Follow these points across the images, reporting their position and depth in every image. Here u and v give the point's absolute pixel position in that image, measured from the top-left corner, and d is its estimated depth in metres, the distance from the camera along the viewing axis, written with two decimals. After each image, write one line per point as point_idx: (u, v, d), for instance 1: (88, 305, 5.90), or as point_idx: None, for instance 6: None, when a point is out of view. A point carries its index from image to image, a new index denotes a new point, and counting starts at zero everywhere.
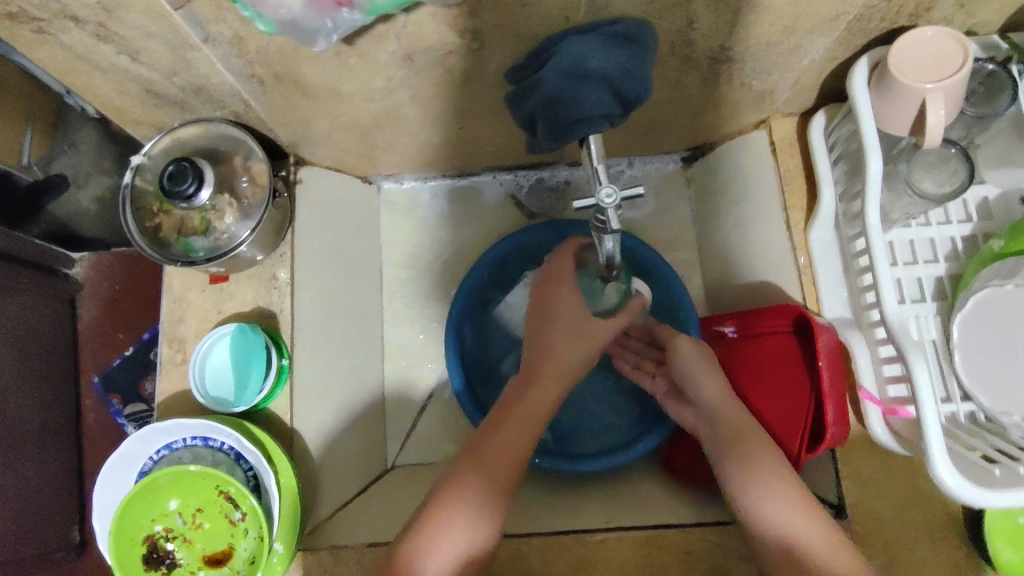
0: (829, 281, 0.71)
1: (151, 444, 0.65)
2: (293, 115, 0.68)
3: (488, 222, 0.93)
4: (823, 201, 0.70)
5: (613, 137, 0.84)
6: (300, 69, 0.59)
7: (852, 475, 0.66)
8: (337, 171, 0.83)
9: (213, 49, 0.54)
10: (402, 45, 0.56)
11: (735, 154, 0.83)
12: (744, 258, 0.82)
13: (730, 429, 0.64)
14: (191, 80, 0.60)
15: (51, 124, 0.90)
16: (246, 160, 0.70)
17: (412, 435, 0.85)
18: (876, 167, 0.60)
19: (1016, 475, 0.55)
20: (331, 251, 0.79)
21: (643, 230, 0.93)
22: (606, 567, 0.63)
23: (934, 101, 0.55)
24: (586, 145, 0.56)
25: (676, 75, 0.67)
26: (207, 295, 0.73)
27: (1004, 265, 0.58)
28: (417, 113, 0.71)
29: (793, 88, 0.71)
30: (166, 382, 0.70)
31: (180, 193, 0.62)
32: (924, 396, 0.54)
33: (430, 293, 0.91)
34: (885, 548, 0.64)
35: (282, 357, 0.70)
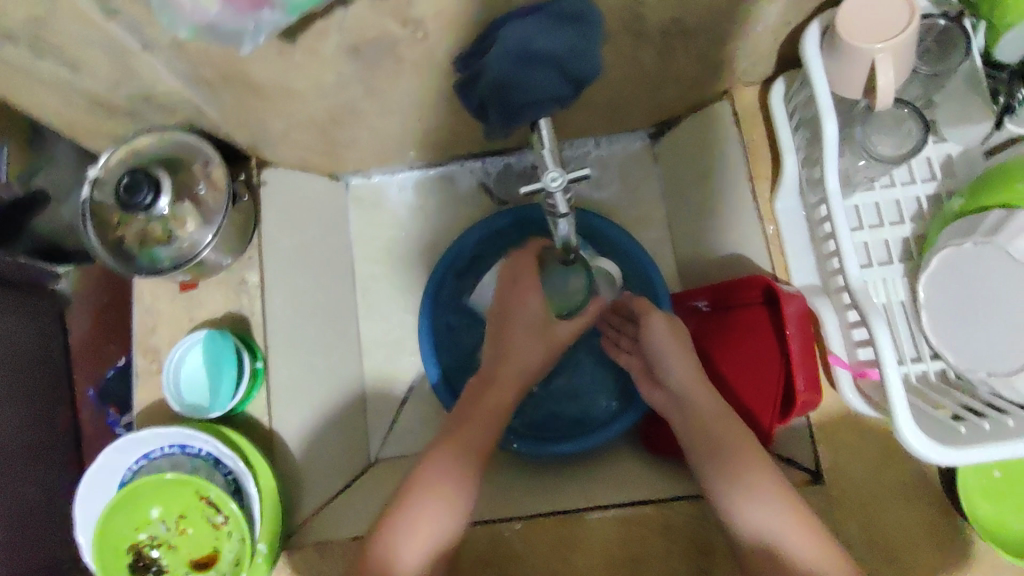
0: (796, 249, 0.71)
1: (129, 454, 0.66)
2: (247, 117, 0.68)
3: (459, 212, 0.93)
4: (786, 169, 0.69)
5: (577, 117, 0.83)
6: (248, 69, 0.58)
7: (826, 440, 0.67)
8: (302, 170, 0.83)
9: (154, 54, 0.54)
10: (345, 39, 0.56)
11: (701, 127, 0.82)
12: (713, 232, 0.82)
13: (696, 412, 0.65)
14: (137, 88, 0.60)
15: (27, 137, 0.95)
16: (205, 166, 0.70)
17: (394, 429, 0.86)
18: (832, 131, 0.59)
19: (981, 431, 0.55)
20: (302, 252, 0.79)
21: (612, 210, 0.94)
22: (589, 546, 0.63)
23: (883, 62, 0.54)
24: (534, 129, 0.55)
25: (630, 52, 0.66)
26: (177, 303, 0.73)
27: (963, 225, 0.58)
28: (375, 106, 0.70)
29: (749, 57, 0.70)
30: (142, 393, 0.70)
31: (137, 204, 0.62)
32: (887, 359, 0.54)
33: (404, 287, 0.91)
34: (861, 509, 0.64)
35: (256, 360, 0.70)
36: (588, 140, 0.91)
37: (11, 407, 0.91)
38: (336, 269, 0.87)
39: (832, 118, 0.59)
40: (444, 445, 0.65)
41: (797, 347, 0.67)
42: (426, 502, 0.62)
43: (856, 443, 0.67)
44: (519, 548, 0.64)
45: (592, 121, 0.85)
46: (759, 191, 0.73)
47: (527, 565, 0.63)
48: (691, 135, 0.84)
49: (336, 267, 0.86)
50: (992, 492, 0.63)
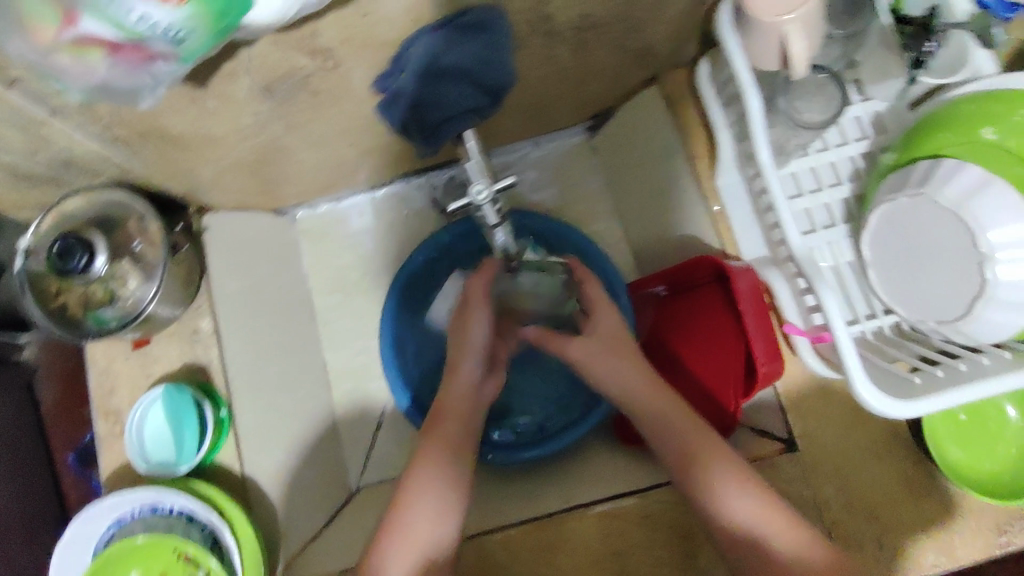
0: (740, 224, 0.71)
1: (100, 524, 0.64)
2: (174, 167, 0.67)
3: (409, 229, 0.93)
4: (721, 146, 0.69)
5: (511, 121, 0.83)
6: (162, 122, 0.57)
7: (795, 407, 0.68)
8: (243, 210, 0.82)
9: (63, 120, 0.53)
10: (256, 78, 0.55)
11: (635, 115, 0.83)
12: (660, 215, 0.83)
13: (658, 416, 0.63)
14: (54, 155, 0.59)
15: None
16: (141, 222, 0.69)
17: (371, 455, 0.86)
18: (756, 104, 0.59)
19: (936, 380, 0.56)
20: (254, 292, 0.78)
21: (560, 207, 0.95)
22: (574, 545, 0.62)
23: (793, 34, 0.54)
24: (464, 142, 0.56)
25: (548, 51, 0.67)
26: (131, 362, 0.71)
27: (897, 178, 0.58)
28: (301, 138, 0.70)
29: (668, 41, 0.71)
30: (108, 457, 0.69)
31: (72, 269, 0.61)
32: (836, 321, 0.55)
33: (364, 311, 0.91)
34: (837, 470, 0.65)
35: (220, 409, 0.68)
36: (527, 142, 0.93)
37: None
38: (292, 304, 0.86)
39: (754, 93, 0.59)
40: (426, 468, 0.62)
41: (752, 320, 0.67)
42: (413, 528, 0.60)
43: (823, 405, 0.67)
44: (503, 562, 0.63)
45: (527, 122, 0.85)
46: (699, 171, 0.73)
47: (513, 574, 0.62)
48: (627, 123, 0.85)
49: (292, 301, 0.86)
50: (962, 438, 0.65)
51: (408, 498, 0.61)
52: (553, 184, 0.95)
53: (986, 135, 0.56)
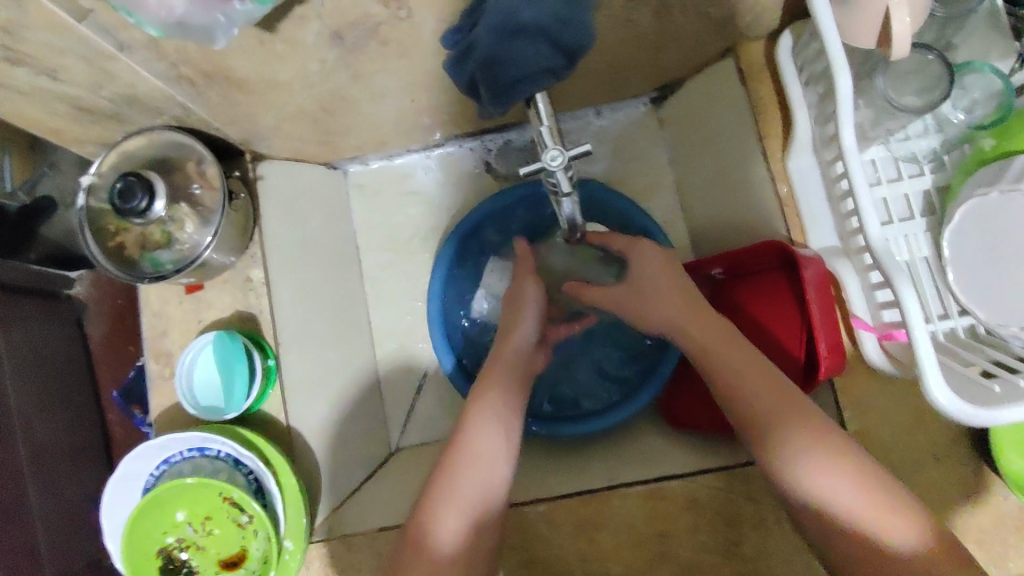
0: (813, 209, 0.67)
1: (150, 460, 0.66)
2: (235, 112, 0.66)
3: (462, 191, 0.91)
4: (799, 125, 0.65)
5: (576, 86, 0.81)
6: (227, 64, 0.57)
7: (853, 404, 0.64)
8: (299, 161, 0.82)
9: (131, 55, 0.53)
10: (326, 24, 0.54)
11: (707, 87, 0.79)
12: (725, 196, 0.80)
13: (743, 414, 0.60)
14: (120, 91, 0.59)
15: (28, 148, 0.96)
16: (199, 165, 0.69)
17: (411, 416, 0.86)
18: (847, 83, 0.56)
19: (1016, 388, 0.52)
20: (305, 245, 0.78)
21: (618, 180, 0.93)
22: (615, 524, 0.62)
23: (899, 9, 0.50)
24: (533, 105, 0.55)
25: (626, 14, 0.64)
26: (185, 307, 0.72)
27: (988, 172, 0.56)
28: (363, 91, 0.69)
29: (751, 11, 0.67)
30: (160, 397, 0.70)
31: (133, 209, 0.61)
32: (914, 320, 0.52)
33: (411, 273, 0.91)
34: (893, 472, 0.62)
35: (268, 357, 0.68)
36: (589, 109, 0.90)
37: (41, 416, 0.94)
38: (342, 260, 0.86)
39: (845, 70, 0.55)
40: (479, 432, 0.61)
41: (818, 312, 0.65)
42: (441, 519, 0.58)
43: (885, 406, 0.64)
44: (545, 532, 0.63)
45: (591, 88, 0.83)
46: (771, 153, 0.69)
47: (553, 545, 0.62)
48: (697, 96, 0.81)
49: (341, 257, 0.85)
50: None
51: (468, 444, 0.61)
52: (611, 155, 0.93)
53: None
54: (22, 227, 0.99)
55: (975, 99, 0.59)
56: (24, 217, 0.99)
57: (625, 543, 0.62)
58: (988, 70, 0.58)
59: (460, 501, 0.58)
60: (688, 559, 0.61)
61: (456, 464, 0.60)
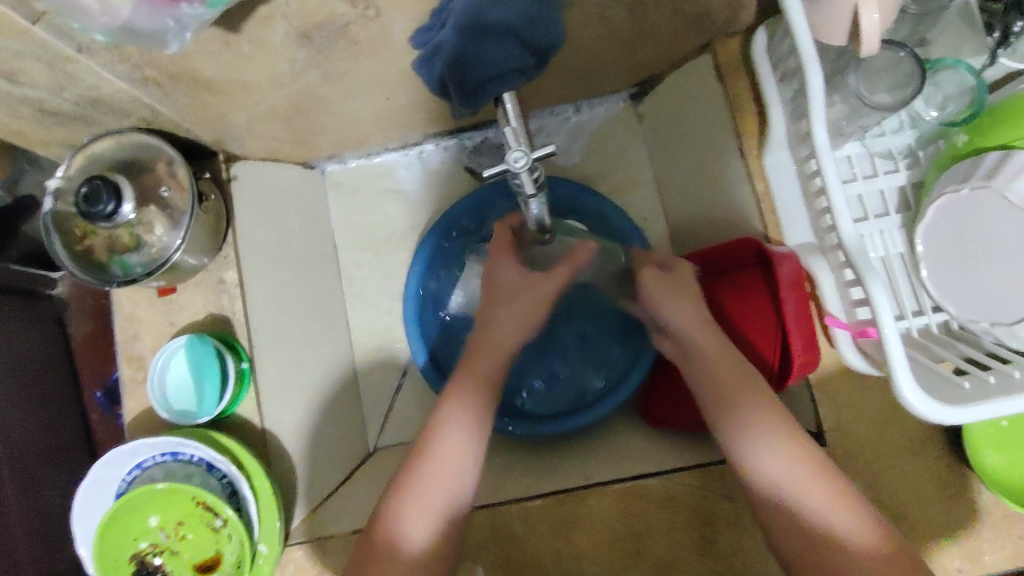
0: (788, 207, 0.66)
1: (122, 466, 0.65)
2: (205, 112, 0.65)
3: (440, 189, 0.91)
4: (774, 122, 0.65)
5: (554, 81, 0.80)
6: (193, 66, 0.56)
7: (828, 401, 0.65)
8: (273, 161, 0.81)
9: (92, 58, 0.52)
10: (292, 24, 0.53)
11: (685, 82, 0.79)
12: (703, 193, 0.79)
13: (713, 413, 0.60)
14: (83, 93, 0.58)
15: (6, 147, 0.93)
16: (169, 166, 0.68)
17: (390, 416, 0.86)
18: (818, 82, 0.55)
19: (985, 385, 0.52)
20: (281, 245, 0.77)
21: (599, 176, 0.92)
22: (592, 523, 0.62)
23: (867, 6, 0.50)
24: (500, 105, 0.54)
25: (600, 11, 0.63)
26: (158, 309, 0.71)
27: (961, 168, 0.55)
28: (337, 90, 0.68)
29: (727, 6, 0.66)
30: (132, 401, 0.69)
31: (99, 213, 0.60)
32: (884, 318, 0.52)
33: (389, 272, 0.90)
34: (868, 468, 0.62)
35: (242, 361, 0.69)
36: (567, 106, 0.90)
37: (22, 418, 0.93)
38: (319, 259, 0.85)
39: (817, 69, 0.55)
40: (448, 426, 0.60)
41: (793, 308, 0.65)
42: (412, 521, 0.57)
43: (859, 402, 0.64)
44: (521, 532, 0.63)
45: (569, 84, 0.82)
46: (748, 150, 0.69)
47: (532, 547, 0.62)
48: (676, 92, 0.81)
49: (318, 257, 0.85)
50: (1003, 443, 0.61)
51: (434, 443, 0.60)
52: (591, 151, 0.92)
53: None
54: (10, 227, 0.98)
55: (947, 95, 0.59)
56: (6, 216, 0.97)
57: (602, 542, 0.61)
58: (962, 67, 0.58)
59: (431, 500, 0.58)
60: (664, 557, 0.61)
61: (424, 463, 0.59)
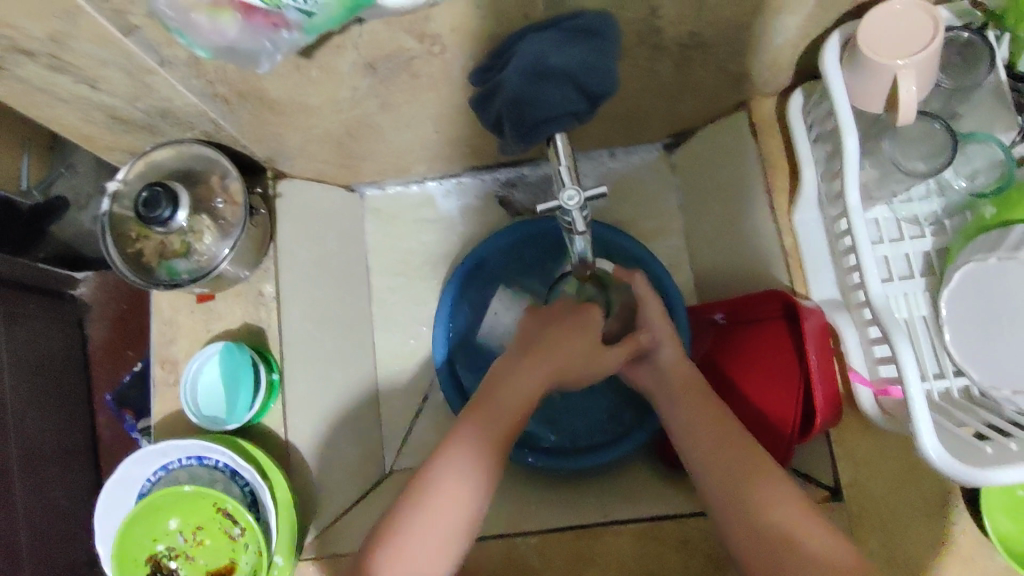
0: (817, 263, 0.68)
1: (149, 466, 0.66)
2: (264, 131, 0.69)
3: (474, 221, 0.93)
4: (805, 181, 0.67)
5: (593, 127, 0.83)
6: (261, 86, 0.59)
7: (846, 457, 0.65)
8: (317, 182, 0.84)
9: (170, 71, 0.55)
10: (361, 54, 0.56)
11: (719, 136, 0.82)
12: (732, 243, 0.81)
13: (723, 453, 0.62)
14: (155, 103, 0.61)
15: (48, 147, 1.02)
16: (222, 179, 0.71)
17: (408, 442, 0.87)
18: (853, 145, 0.58)
19: (1008, 451, 0.53)
20: (318, 263, 0.79)
21: (628, 222, 0.95)
22: (605, 562, 0.62)
23: (907, 78, 0.53)
24: (551, 144, 0.55)
25: (648, 64, 0.67)
26: (196, 316, 0.73)
27: (988, 239, 0.57)
28: (391, 119, 0.71)
29: (767, 69, 0.70)
30: (162, 404, 0.71)
31: (156, 217, 0.63)
32: (910, 377, 0.53)
33: (417, 298, 0.92)
34: (883, 529, 0.62)
35: (272, 372, 0.70)
36: (603, 151, 0.93)
37: (33, 413, 0.94)
38: (351, 279, 0.87)
39: (853, 133, 0.57)
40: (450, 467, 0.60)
41: (817, 363, 0.66)
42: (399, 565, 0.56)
43: (877, 461, 0.65)
44: (537, 566, 0.63)
45: (607, 130, 0.85)
46: (778, 206, 0.71)
47: None
48: (710, 145, 0.84)
49: (350, 278, 0.87)
50: (1015, 509, 0.63)
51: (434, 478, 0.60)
52: (622, 195, 0.95)
53: None
54: (34, 227, 1.01)
55: (976, 167, 0.61)
56: (35, 216, 1.01)
57: None
58: (991, 141, 0.60)
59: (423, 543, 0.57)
60: None
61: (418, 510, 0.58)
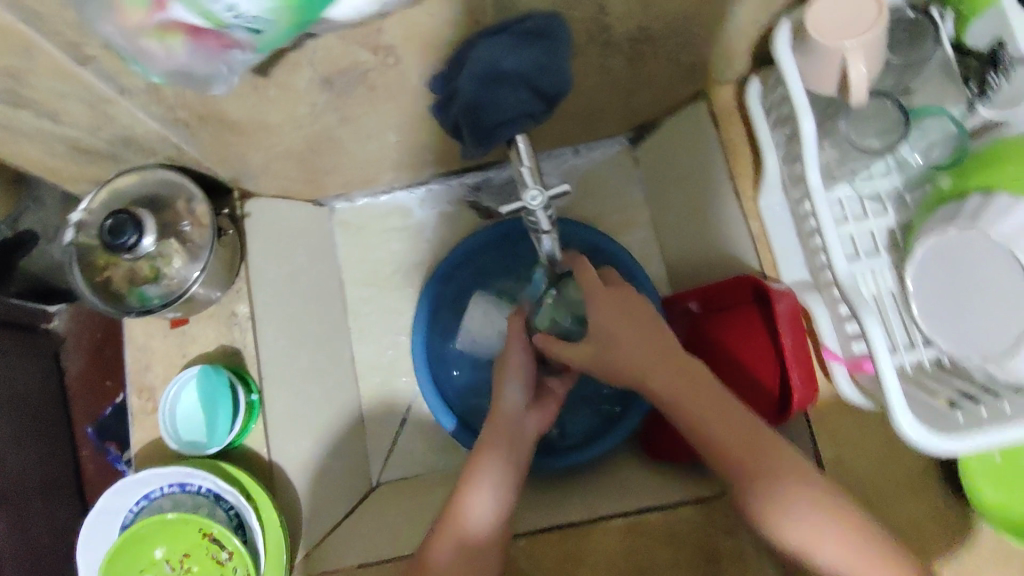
0: (784, 246, 0.69)
1: (130, 497, 0.65)
2: (227, 151, 0.68)
3: (445, 227, 0.93)
4: (768, 167, 0.68)
5: (555, 126, 0.84)
6: (221, 108, 0.59)
7: (826, 435, 0.66)
8: (284, 198, 0.83)
9: (129, 100, 0.55)
10: (318, 70, 0.56)
11: (681, 127, 0.82)
12: (700, 232, 0.82)
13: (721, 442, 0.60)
14: (117, 132, 0.60)
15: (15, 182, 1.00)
16: (189, 203, 0.70)
17: (393, 452, 0.86)
18: (810, 127, 0.58)
19: (978, 418, 0.55)
20: (290, 280, 0.79)
21: (597, 217, 0.95)
22: (595, 560, 0.62)
23: (855, 60, 0.54)
24: (514, 146, 0.56)
25: (602, 61, 0.67)
26: (170, 341, 0.72)
27: (945, 212, 0.57)
28: (352, 132, 0.71)
29: (723, 58, 0.71)
30: (140, 433, 0.70)
31: (122, 245, 0.62)
32: (880, 352, 0.54)
33: (393, 308, 0.91)
34: (867, 503, 0.63)
35: (251, 393, 0.70)
36: (567, 148, 0.93)
37: (14, 453, 0.92)
38: (325, 294, 0.86)
39: (809, 116, 0.58)
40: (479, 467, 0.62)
41: (791, 344, 0.68)
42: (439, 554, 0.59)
43: (856, 438, 0.66)
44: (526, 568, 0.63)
45: (571, 128, 0.86)
46: (742, 191, 0.72)
47: None
48: (672, 136, 0.85)
49: (324, 292, 0.86)
50: (1002, 477, 0.61)
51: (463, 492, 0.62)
52: (589, 191, 0.95)
53: None
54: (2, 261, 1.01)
55: (932, 141, 0.61)
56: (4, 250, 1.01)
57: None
58: (944, 115, 0.61)
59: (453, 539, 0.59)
60: None
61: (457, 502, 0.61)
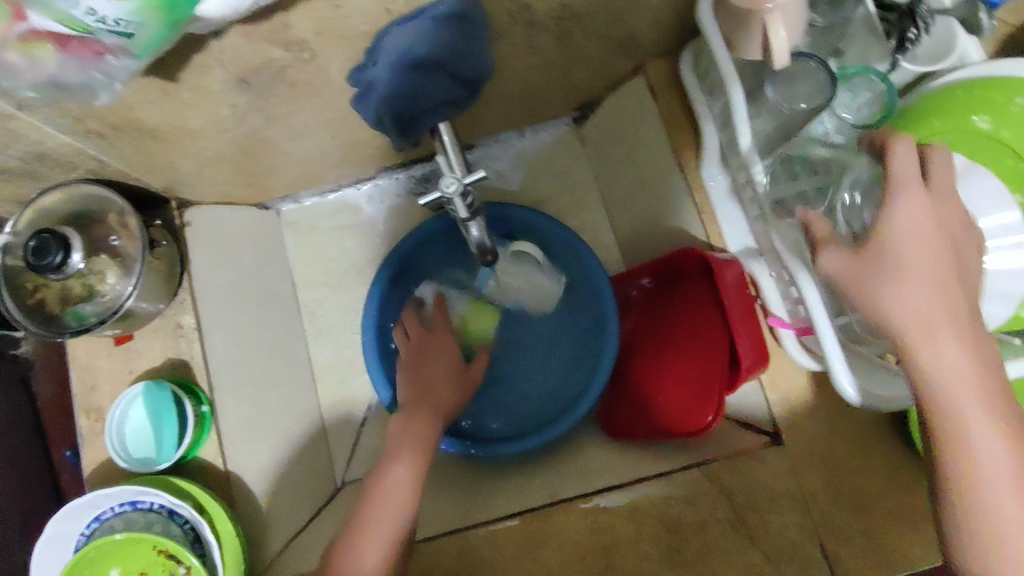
0: (727, 216, 0.69)
1: (80, 520, 0.64)
2: (153, 160, 0.66)
3: (395, 221, 0.92)
4: (706, 138, 0.66)
5: (496, 111, 0.83)
6: (133, 115, 0.57)
7: (781, 403, 0.66)
8: (226, 204, 0.82)
9: (31, 114, 0.53)
10: (230, 70, 0.54)
11: (622, 103, 0.81)
12: (649, 207, 0.82)
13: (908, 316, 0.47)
14: (27, 149, 0.58)
15: None
16: (120, 216, 0.69)
17: (357, 451, 0.85)
18: (738, 94, 0.58)
19: None
20: (236, 287, 0.77)
21: (547, 200, 0.95)
22: (558, 539, 0.60)
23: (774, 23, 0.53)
24: (439, 136, 0.60)
25: (529, 42, 0.66)
26: (115, 359, 0.71)
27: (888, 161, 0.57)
28: (283, 131, 0.69)
29: (654, 29, 0.70)
30: (90, 454, 0.68)
31: (48, 265, 0.60)
32: (818, 315, 0.54)
33: (348, 306, 0.91)
34: (823, 465, 0.63)
35: (201, 404, 0.68)
36: (512, 132, 0.92)
37: None
38: (276, 298, 0.85)
39: (736, 83, 0.58)
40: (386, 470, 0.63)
41: (737, 312, 0.67)
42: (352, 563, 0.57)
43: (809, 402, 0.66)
44: (488, 556, 0.61)
45: (513, 112, 0.85)
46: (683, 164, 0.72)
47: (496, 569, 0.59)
48: (614, 112, 0.84)
49: (275, 295, 0.85)
50: None
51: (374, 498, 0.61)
52: (539, 174, 0.95)
53: (980, 122, 0.56)
54: None
55: (862, 101, 0.61)
56: None
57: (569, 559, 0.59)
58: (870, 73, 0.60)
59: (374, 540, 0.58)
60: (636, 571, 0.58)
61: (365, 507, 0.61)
